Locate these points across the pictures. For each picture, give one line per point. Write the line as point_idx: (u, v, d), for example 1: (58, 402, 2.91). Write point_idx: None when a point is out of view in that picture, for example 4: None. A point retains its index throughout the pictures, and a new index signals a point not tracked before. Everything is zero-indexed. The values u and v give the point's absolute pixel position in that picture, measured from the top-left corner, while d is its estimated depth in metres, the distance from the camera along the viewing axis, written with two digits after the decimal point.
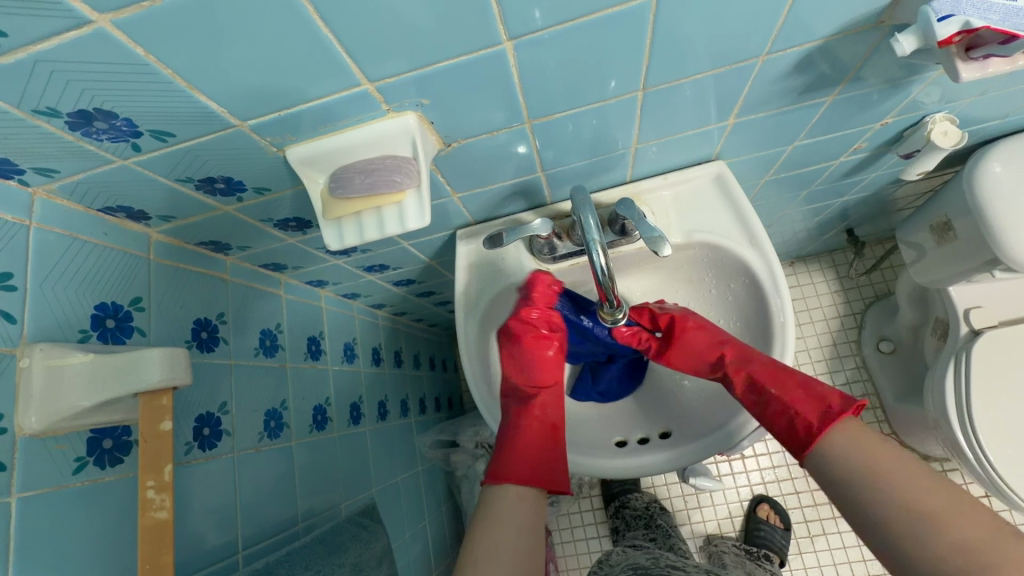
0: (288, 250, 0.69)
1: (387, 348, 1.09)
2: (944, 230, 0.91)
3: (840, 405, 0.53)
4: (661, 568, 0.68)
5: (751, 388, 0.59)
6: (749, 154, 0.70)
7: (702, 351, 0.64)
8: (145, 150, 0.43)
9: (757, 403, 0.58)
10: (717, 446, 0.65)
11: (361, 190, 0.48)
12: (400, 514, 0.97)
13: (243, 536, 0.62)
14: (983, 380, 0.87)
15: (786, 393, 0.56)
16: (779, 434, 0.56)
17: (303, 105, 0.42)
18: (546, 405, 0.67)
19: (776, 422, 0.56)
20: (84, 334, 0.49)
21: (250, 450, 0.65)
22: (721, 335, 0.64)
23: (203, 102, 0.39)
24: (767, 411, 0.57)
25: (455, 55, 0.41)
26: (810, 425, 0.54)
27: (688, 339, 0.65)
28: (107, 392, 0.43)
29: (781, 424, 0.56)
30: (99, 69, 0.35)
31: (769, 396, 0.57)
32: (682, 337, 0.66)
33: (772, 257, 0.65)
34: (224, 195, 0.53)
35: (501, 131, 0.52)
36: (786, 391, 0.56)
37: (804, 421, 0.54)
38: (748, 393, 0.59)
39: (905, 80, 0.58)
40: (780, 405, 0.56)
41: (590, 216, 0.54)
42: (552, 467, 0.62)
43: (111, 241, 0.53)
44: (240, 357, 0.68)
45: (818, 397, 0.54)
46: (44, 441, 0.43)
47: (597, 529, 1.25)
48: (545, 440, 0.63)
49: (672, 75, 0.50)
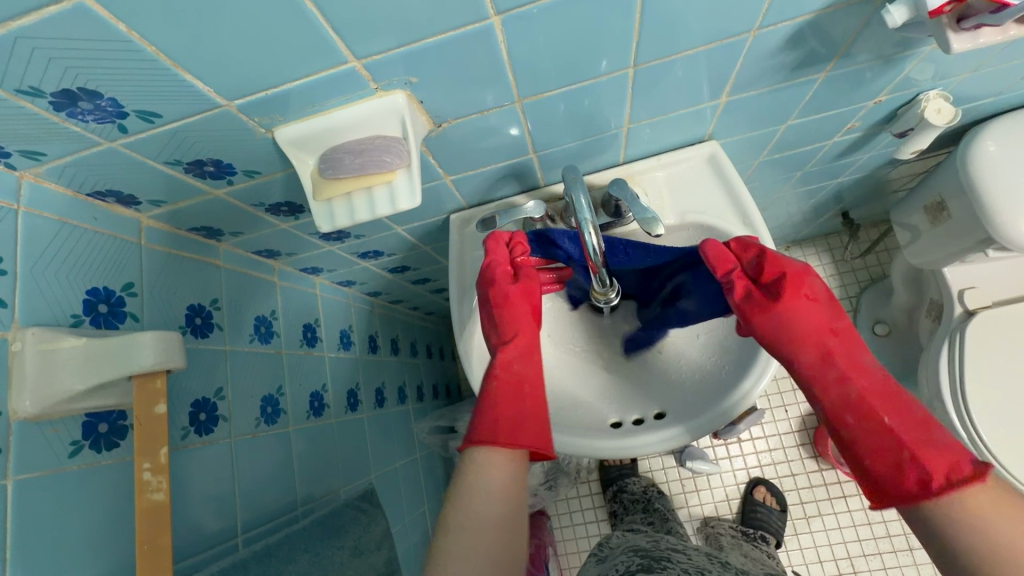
0: (280, 236, 0.69)
1: (384, 336, 1.09)
2: (937, 210, 0.91)
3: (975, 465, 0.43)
4: (662, 551, 0.68)
5: (851, 406, 0.49)
6: (742, 134, 0.69)
7: (805, 335, 0.53)
8: (131, 132, 0.43)
9: (849, 425, 0.49)
10: (711, 427, 0.64)
11: (352, 171, 0.48)
12: (399, 500, 0.98)
13: (242, 520, 0.63)
14: (976, 360, 0.88)
15: (902, 425, 0.46)
16: (869, 470, 0.47)
17: (290, 84, 0.42)
18: (517, 361, 0.61)
19: (873, 456, 0.47)
20: (77, 318, 0.49)
21: (247, 436, 0.66)
22: (831, 327, 0.53)
23: (189, 81, 0.39)
24: (861, 439, 0.48)
25: (442, 30, 0.40)
26: (917, 474, 0.44)
27: (790, 315, 0.54)
28: (101, 375, 0.43)
29: (875, 464, 0.46)
30: (81, 46, 0.35)
31: (881, 424, 0.47)
32: (784, 309, 0.54)
33: (765, 236, 0.65)
34: (214, 179, 0.52)
35: (491, 111, 0.52)
36: (904, 432, 0.46)
37: (923, 470, 0.44)
38: (844, 409, 0.49)
39: (898, 56, 0.58)
40: (878, 440, 0.47)
41: (582, 196, 0.54)
42: (531, 431, 0.56)
43: (101, 226, 0.52)
44: (235, 343, 0.68)
45: (947, 450, 0.44)
46: (39, 425, 0.43)
47: (596, 513, 1.26)
48: (521, 401, 0.58)
49: (663, 52, 0.50)
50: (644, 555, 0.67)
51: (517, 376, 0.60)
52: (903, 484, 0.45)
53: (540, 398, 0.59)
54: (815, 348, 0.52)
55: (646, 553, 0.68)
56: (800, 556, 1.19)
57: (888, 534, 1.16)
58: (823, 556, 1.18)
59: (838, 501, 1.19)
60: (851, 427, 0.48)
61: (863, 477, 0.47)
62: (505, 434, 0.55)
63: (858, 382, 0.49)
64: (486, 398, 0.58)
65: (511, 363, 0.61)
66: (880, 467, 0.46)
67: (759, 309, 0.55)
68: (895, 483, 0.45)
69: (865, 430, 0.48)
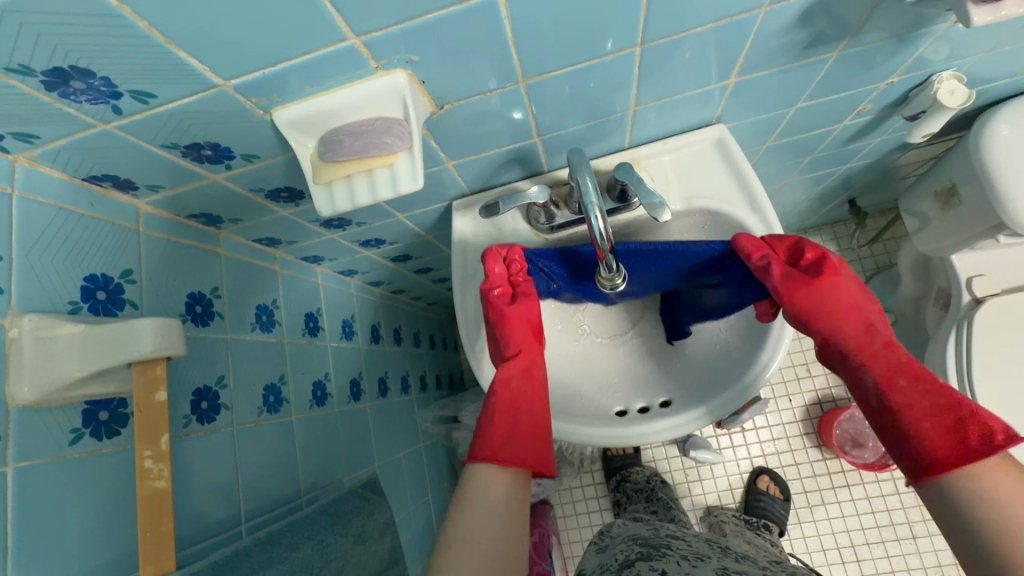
0: (281, 223, 0.68)
1: (386, 326, 1.08)
2: (948, 196, 0.89)
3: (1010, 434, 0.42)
4: (662, 538, 0.68)
5: (900, 368, 0.47)
6: (750, 117, 0.68)
7: (847, 307, 0.53)
8: (126, 113, 0.42)
9: (895, 388, 0.47)
10: (723, 411, 0.65)
11: (352, 153, 0.47)
12: (403, 489, 0.98)
13: (246, 509, 0.63)
14: (984, 348, 0.87)
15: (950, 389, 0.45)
16: (924, 431, 0.44)
17: (287, 63, 0.41)
18: (516, 377, 0.59)
19: (928, 416, 0.44)
20: (75, 305, 0.48)
21: (249, 425, 0.65)
22: (867, 307, 0.54)
23: (184, 59, 0.38)
24: (912, 402, 0.45)
25: (444, 5, 0.39)
26: (976, 434, 0.42)
27: (831, 288, 0.54)
28: (100, 362, 0.43)
29: (927, 425, 0.44)
30: (71, 21, 0.33)
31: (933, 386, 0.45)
32: (829, 284, 0.54)
33: (773, 221, 0.64)
34: (212, 163, 0.51)
35: (494, 92, 0.51)
36: (954, 392, 0.45)
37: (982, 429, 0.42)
38: (894, 372, 0.47)
39: (912, 35, 0.56)
40: (927, 400, 0.45)
41: (588, 179, 0.53)
42: (521, 448, 0.53)
43: (98, 212, 0.52)
44: (237, 331, 0.67)
45: (988, 411, 0.43)
46: (38, 412, 0.42)
47: (599, 503, 1.26)
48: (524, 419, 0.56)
49: (671, 30, 0.48)
50: (644, 542, 0.67)
51: (515, 394, 0.57)
52: (957, 444, 0.42)
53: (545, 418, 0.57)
54: (856, 320, 0.52)
55: (646, 541, 0.68)
56: (803, 544, 1.19)
57: (892, 523, 1.16)
58: (826, 545, 1.18)
59: (842, 490, 1.19)
60: (902, 391, 0.46)
61: (913, 444, 0.44)
62: (501, 449, 0.53)
63: (896, 352, 0.49)
64: (485, 413, 0.56)
65: (510, 380, 0.59)
66: (939, 431, 0.43)
67: (803, 282, 0.54)
68: (955, 443, 0.42)
69: (913, 393, 0.46)
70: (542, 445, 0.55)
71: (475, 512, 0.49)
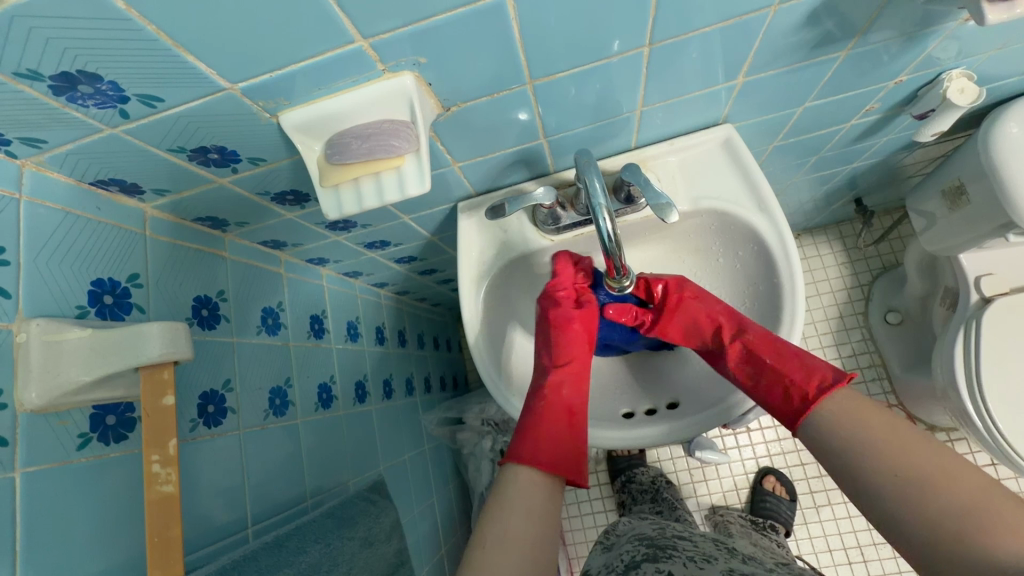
0: (286, 226, 0.68)
1: (391, 328, 1.08)
2: (956, 195, 0.89)
3: (830, 377, 0.52)
4: (668, 539, 0.67)
5: (745, 360, 0.58)
6: (757, 117, 0.67)
7: (700, 317, 0.63)
8: (133, 118, 0.42)
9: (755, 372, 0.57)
10: (733, 412, 0.63)
11: (359, 156, 0.47)
12: (408, 491, 0.98)
13: (252, 512, 0.62)
14: (992, 348, 0.86)
15: (779, 361, 0.55)
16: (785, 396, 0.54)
17: (294, 66, 0.40)
18: (561, 387, 0.61)
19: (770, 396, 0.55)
20: (82, 309, 0.48)
21: (255, 428, 0.65)
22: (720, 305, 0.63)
23: (191, 63, 0.38)
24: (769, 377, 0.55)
25: (452, 7, 0.39)
26: (799, 397, 0.53)
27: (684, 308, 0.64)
28: (107, 366, 0.42)
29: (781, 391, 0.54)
30: (79, 26, 0.33)
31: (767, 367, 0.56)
32: (681, 308, 0.64)
33: (782, 222, 0.63)
34: (218, 166, 0.51)
35: (501, 94, 0.50)
36: (782, 363, 0.55)
37: (802, 392, 0.53)
38: (746, 360, 0.58)
39: (921, 33, 0.56)
40: (777, 371, 0.55)
41: (596, 180, 0.53)
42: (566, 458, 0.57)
43: (105, 216, 0.52)
44: (242, 334, 0.67)
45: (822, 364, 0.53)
46: (46, 417, 0.42)
47: (604, 504, 1.26)
48: (564, 425, 0.59)
49: (679, 30, 0.48)
50: (650, 543, 0.67)
51: (563, 404, 0.60)
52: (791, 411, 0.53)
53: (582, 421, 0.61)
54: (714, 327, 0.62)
55: (651, 542, 0.67)
56: (809, 545, 1.18)
57: None
58: (832, 545, 1.17)
59: None
60: (757, 373, 0.56)
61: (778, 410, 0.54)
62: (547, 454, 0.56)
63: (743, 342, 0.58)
64: (532, 415, 0.59)
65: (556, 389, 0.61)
66: (779, 403, 0.54)
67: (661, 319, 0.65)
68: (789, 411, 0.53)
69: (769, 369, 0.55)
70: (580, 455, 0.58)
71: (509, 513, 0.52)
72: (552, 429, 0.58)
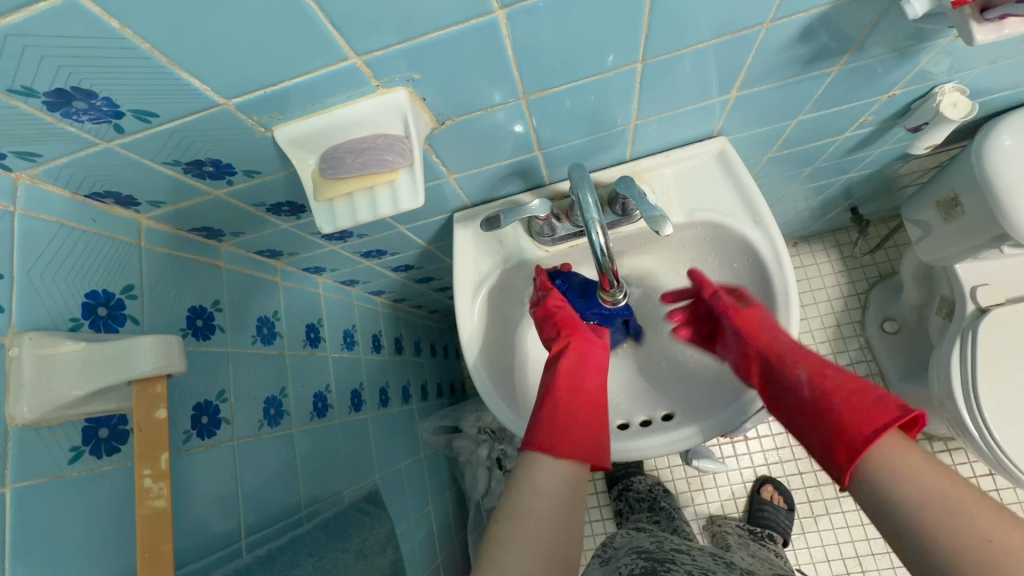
0: (283, 236, 0.68)
1: (387, 335, 1.08)
2: (950, 206, 0.89)
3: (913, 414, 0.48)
4: (666, 552, 0.67)
5: (825, 364, 0.53)
6: (752, 130, 0.68)
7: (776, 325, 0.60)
8: (128, 132, 0.42)
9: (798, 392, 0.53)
10: (741, 421, 0.62)
11: (353, 171, 0.47)
12: (405, 499, 0.97)
13: (246, 523, 0.62)
14: (988, 358, 0.86)
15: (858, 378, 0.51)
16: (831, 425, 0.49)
17: (288, 82, 0.41)
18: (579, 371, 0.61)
19: (850, 398, 0.48)
20: (75, 322, 0.48)
21: (249, 438, 0.65)
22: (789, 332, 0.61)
23: (186, 79, 0.38)
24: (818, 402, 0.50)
25: (445, 25, 0.39)
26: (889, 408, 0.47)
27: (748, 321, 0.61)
28: (100, 380, 0.43)
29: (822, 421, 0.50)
30: (74, 45, 0.34)
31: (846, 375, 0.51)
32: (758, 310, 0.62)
33: (776, 235, 0.63)
34: (213, 178, 0.51)
35: (496, 108, 0.51)
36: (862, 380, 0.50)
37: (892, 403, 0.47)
38: (822, 366, 0.53)
39: (913, 49, 0.56)
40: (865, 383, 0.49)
41: (589, 195, 0.53)
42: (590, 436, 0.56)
43: (100, 228, 0.52)
44: (237, 344, 0.67)
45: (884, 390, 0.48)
46: (38, 430, 0.42)
47: (602, 512, 1.26)
48: (587, 417, 0.57)
49: (672, 46, 0.48)
50: (648, 557, 0.66)
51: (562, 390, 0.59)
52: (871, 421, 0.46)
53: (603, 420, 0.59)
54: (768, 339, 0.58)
55: (650, 555, 0.66)
56: (806, 555, 1.18)
57: None
58: (830, 555, 1.17)
59: (846, 500, 1.18)
60: (836, 378, 0.51)
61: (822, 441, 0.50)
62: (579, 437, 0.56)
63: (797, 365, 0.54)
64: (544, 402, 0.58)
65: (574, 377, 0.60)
66: (857, 411, 0.47)
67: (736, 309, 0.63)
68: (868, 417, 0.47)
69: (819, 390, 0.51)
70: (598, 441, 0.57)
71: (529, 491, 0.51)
72: (577, 422, 0.56)
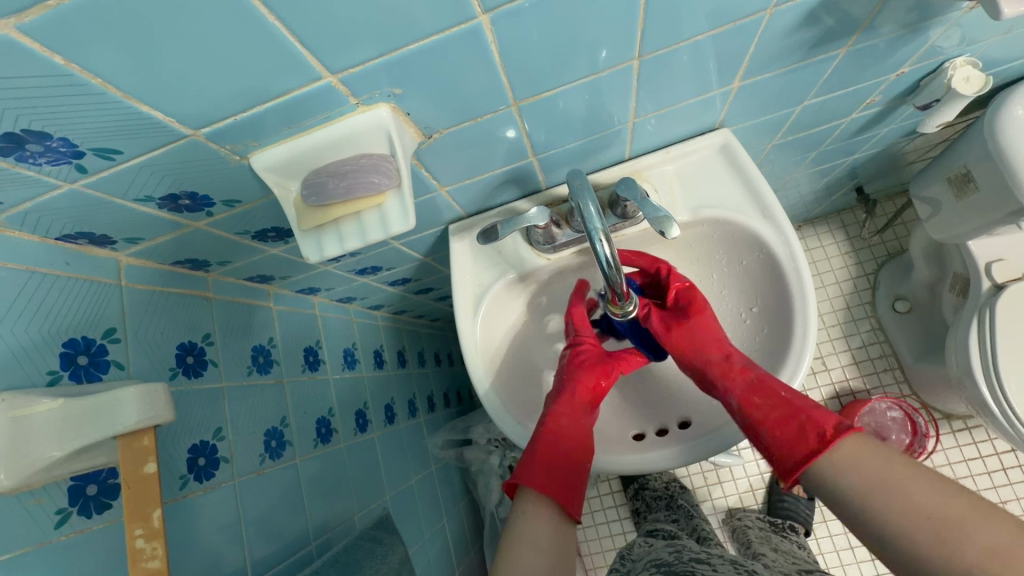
0: (272, 261, 0.65)
1: (389, 349, 1.05)
2: (963, 182, 0.85)
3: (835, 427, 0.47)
4: (685, 564, 0.64)
5: (755, 387, 0.53)
6: (755, 119, 0.65)
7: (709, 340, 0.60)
8: (91, 172, 0.39)
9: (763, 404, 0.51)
10: None
11: (337, 196, 0.44)
12: (418, 517, 0.95)
13: (252, 562, 0.59)
14: (1010, 336, 0.83)
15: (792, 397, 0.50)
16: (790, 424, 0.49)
17: (261, 106, 0.38)
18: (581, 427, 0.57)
19: (779, 425, 0.50)
20: (54, 374, 0.45)
21: (251, 474, 0.62)
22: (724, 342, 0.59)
23: (146, 111, 0.35)
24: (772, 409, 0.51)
25: (424, 36, 0.36)
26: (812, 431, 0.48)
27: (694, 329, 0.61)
28: (82, 438, 0.40)
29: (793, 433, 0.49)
30: (17, 85, 0.31)
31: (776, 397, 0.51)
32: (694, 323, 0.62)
33: (788, 229, 0.60)
34: (191, 211, 0.49)
35: (486, 116, 0.48)
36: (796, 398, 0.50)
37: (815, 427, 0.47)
38: (749, 392, 0.53)
39: (923, 25, 0.53)
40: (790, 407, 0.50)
41: (590, 203, 0.50)
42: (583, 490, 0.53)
43: (75, 271, 0.49)
44: (232, 377, 0.64)
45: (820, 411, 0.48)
46: (18, 497, 0.40)
47: (619, 512, 1.20)
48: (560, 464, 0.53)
49: (669, 39, 0.45)
50: (666, 571, 0.63)
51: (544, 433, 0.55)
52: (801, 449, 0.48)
53: (580, 464, 0.54)
54: (720, 354, 0.58)
55: (668, 569, 0.63)
56: (829, 543, 1.15)
57: None
58: (854, 543, 1.14)
59: None
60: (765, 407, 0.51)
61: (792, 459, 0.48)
62: (559, 489, 0.52)
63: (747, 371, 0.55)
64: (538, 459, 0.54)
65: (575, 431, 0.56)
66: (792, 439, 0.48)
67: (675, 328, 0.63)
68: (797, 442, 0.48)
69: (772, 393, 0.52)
70: (579, 485, 0.53)
71: (520, 546, 0.48)
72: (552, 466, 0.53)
